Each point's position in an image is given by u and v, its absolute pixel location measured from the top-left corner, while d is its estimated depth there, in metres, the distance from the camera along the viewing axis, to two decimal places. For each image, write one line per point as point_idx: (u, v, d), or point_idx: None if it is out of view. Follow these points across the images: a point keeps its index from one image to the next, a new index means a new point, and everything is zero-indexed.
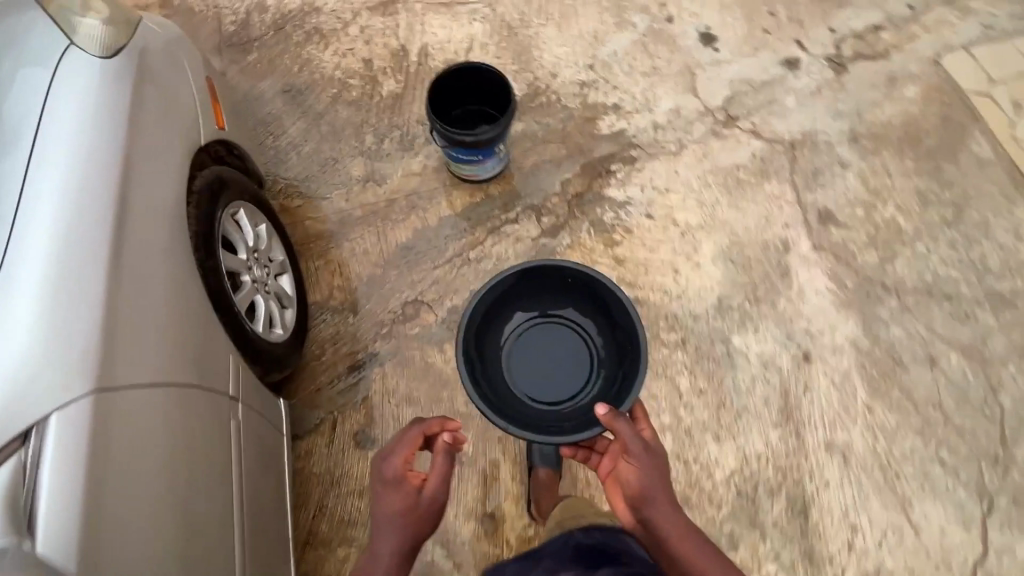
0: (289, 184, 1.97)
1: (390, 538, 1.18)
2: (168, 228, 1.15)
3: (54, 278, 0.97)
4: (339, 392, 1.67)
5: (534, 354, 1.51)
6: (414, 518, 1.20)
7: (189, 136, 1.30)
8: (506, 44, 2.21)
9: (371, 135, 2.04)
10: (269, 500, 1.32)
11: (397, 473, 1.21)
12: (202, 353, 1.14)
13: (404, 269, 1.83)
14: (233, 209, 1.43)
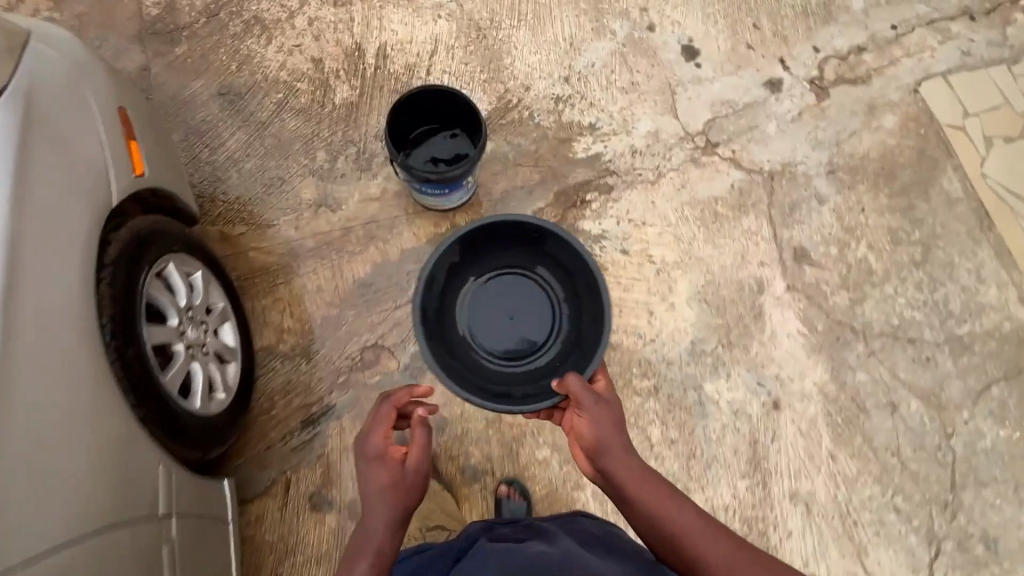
0: (229, 207, 1.75)
1: (380, 512, 1.24)
2: (51, 321, 0.98)
3: None
4: (292, 450, 1.54)
5: (494, 312, 1.57)
6: (400, 490, 1.26)
7: (97, 191, 1.11)
8: (474, 48, 2.00)
9: (322, 151, 1.83)
10: None
11: (377, 448, 1.27)
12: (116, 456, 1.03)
13: (362, 308, 1.68)
14: (158, 266, 1.24)
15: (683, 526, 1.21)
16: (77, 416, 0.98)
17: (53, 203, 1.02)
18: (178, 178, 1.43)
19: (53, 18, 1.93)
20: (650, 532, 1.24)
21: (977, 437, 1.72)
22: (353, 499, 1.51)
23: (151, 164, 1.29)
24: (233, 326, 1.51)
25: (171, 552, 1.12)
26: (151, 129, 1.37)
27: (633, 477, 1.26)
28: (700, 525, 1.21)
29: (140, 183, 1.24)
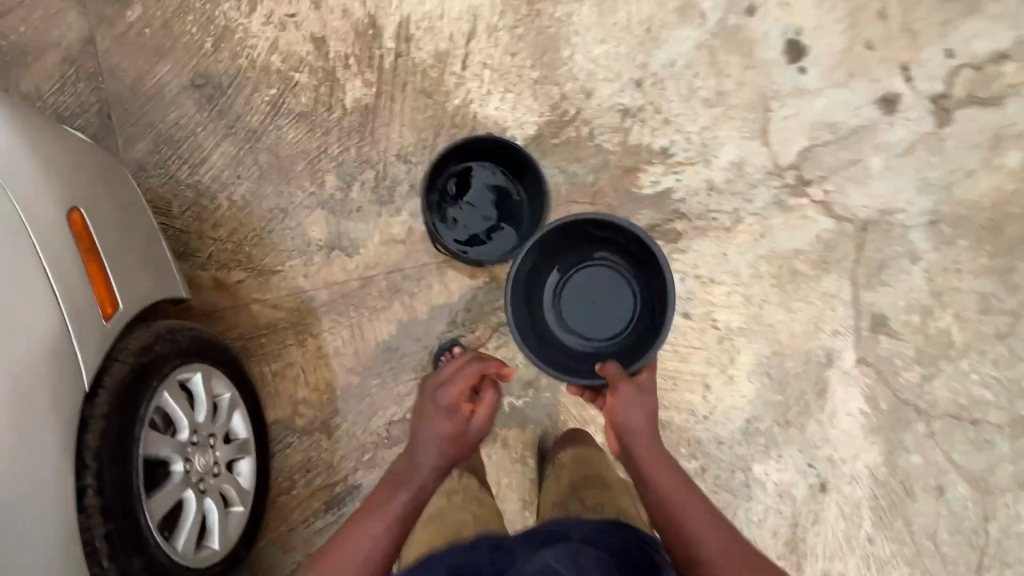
0: (221, 247, 1.44)
1: (431, 460, 1.17)
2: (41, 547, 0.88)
3: None
4: (316, 532, 1.44)
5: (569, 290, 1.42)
6: (459, 444, 1.21)
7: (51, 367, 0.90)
8: (523, 30, 1.53)
9: (332, 176, 1.47)
10: None
11: (450, 400, 1.22)
12: None
13: (387, 377, 1.47)
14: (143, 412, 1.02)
15: (691, 520, 1.05)
16: None
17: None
18: (158, 269, 1.19)
19: None
20: (665, 529, 1.07)
21: (1017, 523, 1.69)
22: None
23: (116, 281, 1.06)
24: (240, 413, 1.30)
25: None
26: (110, 217, 1.12)
27: (659, 477, 1.13)
28: (729, 545, 1.01)
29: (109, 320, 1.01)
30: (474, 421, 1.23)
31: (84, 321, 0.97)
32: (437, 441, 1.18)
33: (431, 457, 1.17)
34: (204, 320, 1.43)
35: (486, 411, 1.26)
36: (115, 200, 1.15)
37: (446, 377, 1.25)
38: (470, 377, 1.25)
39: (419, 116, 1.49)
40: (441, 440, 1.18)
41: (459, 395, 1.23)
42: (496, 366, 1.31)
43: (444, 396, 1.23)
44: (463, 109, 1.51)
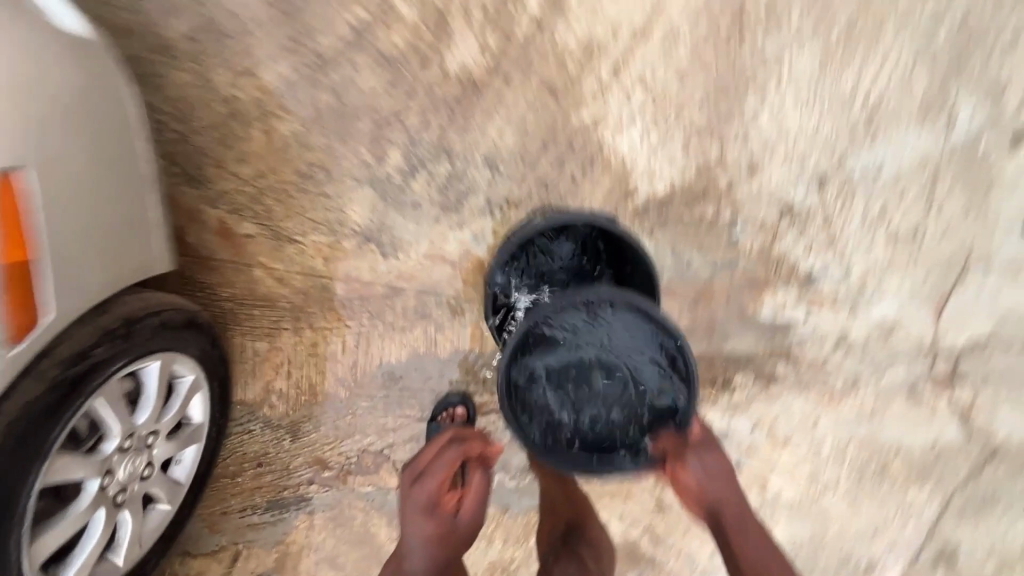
0: (239, 189, 1.16)
1: (421, 563, 0.98)
2: None
3: None
4: (249, 525, 1.31)
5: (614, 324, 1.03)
6: (451, 544, 1.01)
7: None
8: (711, 51, 1.11)
9: (396, 153, 1.14)
10: None
11: (429, 496, 1.00)
12: None
13: (377, 402, 1.26)
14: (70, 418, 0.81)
15: None
16: None
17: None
18: (125, 249, 0.89)
19: None
20: None
21: None
22: None
23: (57, 277, 0.78)
24: (202, 396, 1.08)
25: None
26: (71, 174, 0.79)
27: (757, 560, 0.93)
28: None
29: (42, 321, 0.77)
30: (461, 515, 1.02)
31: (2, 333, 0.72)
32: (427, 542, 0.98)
33: (420, 560, 0.98)
34: (197, 266, 1.19)
35: (475, 499, 1.05)
36: (87, 146, 0.82)
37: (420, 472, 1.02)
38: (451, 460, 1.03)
39: (531, 117, 1.13)
40: (427, 543, 0.99)
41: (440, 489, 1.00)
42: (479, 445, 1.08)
43: (423, 492, 1.00)
44: (588, 128, 1.13)
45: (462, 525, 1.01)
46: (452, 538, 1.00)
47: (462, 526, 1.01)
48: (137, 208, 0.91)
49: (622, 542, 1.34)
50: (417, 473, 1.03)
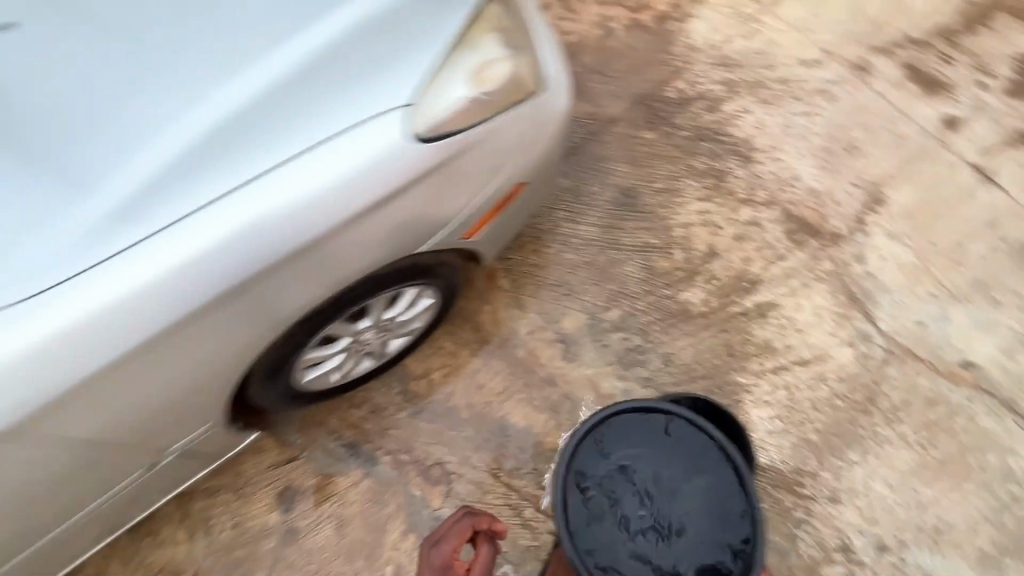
0: (519, 264, 1.75)
1: None
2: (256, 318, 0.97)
3: (102, 320, 0.82)
4: (324, 448, 1.57)
5: (664, 426, 1.20)
6: None
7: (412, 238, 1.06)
8: (843, 405, 1.56)
9: (616, 313, 1.68)
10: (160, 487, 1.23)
11: (442, 561, 1.14)
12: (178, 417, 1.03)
13: (479, 439, 1.57)
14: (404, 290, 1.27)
15: None
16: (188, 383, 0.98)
17: (391, 225, 1.00)
18: (505, 240, 1.38)
19: (616, 32, 2.05)
20: None
21: None
22: (291, 531, 1.50)
23: (488, 231, 1.23)
24: (407, 339, 1.51)
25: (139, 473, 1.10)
26: (533, 193, 1.29)
27: None
28: None
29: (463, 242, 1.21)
30: None
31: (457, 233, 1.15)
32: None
33: None
34: None
35: (483, 571, 1.17)
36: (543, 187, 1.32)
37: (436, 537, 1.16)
38: (464, 532, 1.15)
39: (707, 355, 1.63)
40: None
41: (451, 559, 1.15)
42: (489, 520, 1.19)
43: (439, 554, 1.14)
44: (738, 387, 1.59)
45: None
46: None
47: None
48: (522, 226, 1.42)
49: None
50: (434, 539, 1.17)
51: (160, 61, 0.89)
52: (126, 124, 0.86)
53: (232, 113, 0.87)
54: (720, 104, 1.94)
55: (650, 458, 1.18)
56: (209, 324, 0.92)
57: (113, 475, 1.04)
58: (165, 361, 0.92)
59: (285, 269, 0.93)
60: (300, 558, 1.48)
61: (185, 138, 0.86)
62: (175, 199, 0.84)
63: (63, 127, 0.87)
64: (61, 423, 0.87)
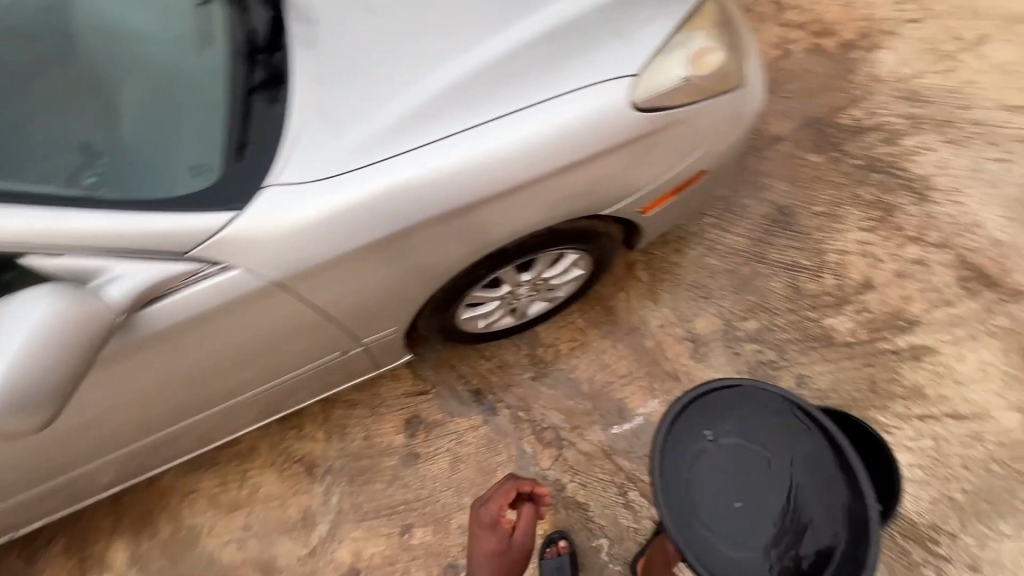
0: (660, 258, 1.79)
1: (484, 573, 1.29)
2: (464, 242, 1.11)
3: (359, 213, 0.96)
4: (451, 388, 1.71)
5: (780, 420, 1.10)
6: (505, 559, 1.29)
7: (602, 198, 1.17)
8: (998, 471, 1.43)
9: (754, 325, 1.67)
10: (329, 380, 1.40)
11: (491, 515, 1.30)
12: (377, 318, 1.18)
13: (594, 413, 1.63)
14: (568, 252, 1.38)
15: None
16: (397, 286, 1.12)
17: (590, 181, 1.11)
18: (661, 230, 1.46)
19: (797, 49, 2.01)
20: None
21: None
22: (412, 456, 1.65)
23: (658, 213, 1.32)
24: (547, 307, 1.62)
25: (328, 359, 1.27)
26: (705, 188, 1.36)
27: None
28: None
29: (632, 219, 1.31)
30: (516, 536, 1.30)
31: (634, 207, 1.25)
32: (489, 551, 1.28)
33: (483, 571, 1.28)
34: None
35: (527, 527, 1.32)
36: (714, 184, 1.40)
37: (485, 497, 1.33)
38: (505, 497, 1.31)
39: (846, 386, 1.57)
40: (489, 556, 1.28)
41: (491, 519, 1.30)
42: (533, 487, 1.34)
43: (486, 512, 1.31)
44: (877, 426, 1.51)
45: (517, 546, 1.29)
46: (507, 556, 1.29)
47: (516, 547, 1.29)
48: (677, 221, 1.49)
49: None
50: (485, 499, 1.34)
51: (438, 8, 1.04)
52: (403, 56, 1.01)
53: (493, 62, 1.01)
54: (901, 137, 1.85)
55: (745, 446, 1.09)
56: (427, 238, 1.05)
57: (313, 352, 1.21)
58: (382, 263, 1.05)
59: (500, 202, 1.06)
60: (414, 480, 1.62)
61: (450, 73, 1.00)
62: (435, 121, 0.99)
63: (351, 50, 1.02)
64: (301, 290, 1.01)
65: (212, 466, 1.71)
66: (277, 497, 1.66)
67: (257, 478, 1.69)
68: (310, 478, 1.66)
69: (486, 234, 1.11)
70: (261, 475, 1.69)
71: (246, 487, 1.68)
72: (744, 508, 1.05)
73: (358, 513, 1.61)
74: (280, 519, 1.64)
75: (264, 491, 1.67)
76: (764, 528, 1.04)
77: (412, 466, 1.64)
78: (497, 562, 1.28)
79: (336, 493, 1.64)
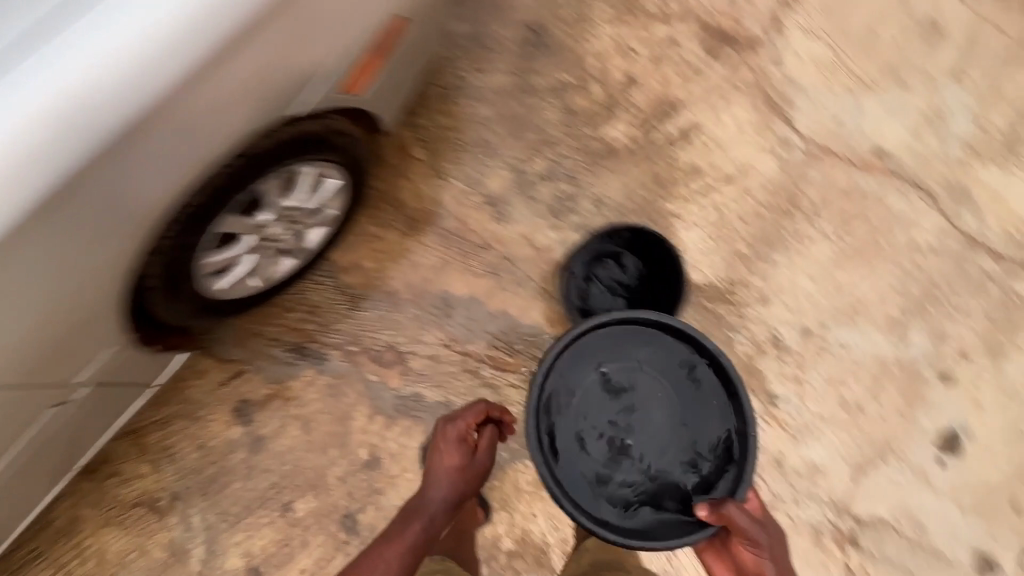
0: (430, 128, 1.60)
1: (441, 493, 1.29)
2: (113, 213, 0.81)
3: None
4: (267, 356, 1.52)
5: (657, 351, 1.27)
6: (465, 478, 1.33)
7: (282, 96, 0.93)
8: (767, 213, 1.61)
9: (542, 163, 1.60)
10: (88, 421, 1.17)
11: (459, 431, 1.35)
12: (76, 339, 0.94)
13: (423, 315, 1.55)
14: (301, 167, 1.15)
15: None
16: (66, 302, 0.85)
17: (251, 76, 0.84)
18: (392, 101, 1.30)
19: None
20: None
21: None
22: (257, 441, 1.49)
23: (369, 90, 1.14)
24: (323, 229, 1.41)
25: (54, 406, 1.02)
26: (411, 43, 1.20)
27: None
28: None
29: (344, 110, 1.14)
30: (478, 454, 1.36)
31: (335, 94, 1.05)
32: (454, 466, 1.32)
33: (441, 493, 1.29)
34: None
35: (486, 450, 1.38)
36: (421, 37, 1.24)
37: (456, 413, 1.39)
38: (475, 415, 1.38)
39: (637, 190, 1.61)
40: (451, 471, 1.31)
41: (462, 434, 1.36)
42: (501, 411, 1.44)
43: (454, 428, 1.36)
44: (670, 215, 1.60)
45: (478, 462, 1.35)
46: (467, 472, 1.33)
47: (478, 463, 1.34)
48: (409, 84, 1.33)
49: (535, 539, 1.49)
50: (452, 418, 1.39)
51: None
52: None
53: None
54: None
55: (629, 376, 1.26)
56: (42, 234, 0.73)
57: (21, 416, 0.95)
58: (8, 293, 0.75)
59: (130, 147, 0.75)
60: (270, 461, 1.49)
61: None
62: None
63: None
64: None
65: (29, 559, 1.43)
66: (128, 550, 1.46)
67: (93, 543, 1.45)
68: (156, 513, 1.47)
69: (139, 189, 0.82)
70: (97, 538, 1.46)
71: (85, 558, 1.45)
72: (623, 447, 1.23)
73: (226, 520, 1.47)
74: (144, 566, 1.46)
75: (109, 552, 1.46)
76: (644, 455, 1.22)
77: (261, 450, 1.49)
78: (459, 477, 1.31)
79: (192, 513, 1.47)
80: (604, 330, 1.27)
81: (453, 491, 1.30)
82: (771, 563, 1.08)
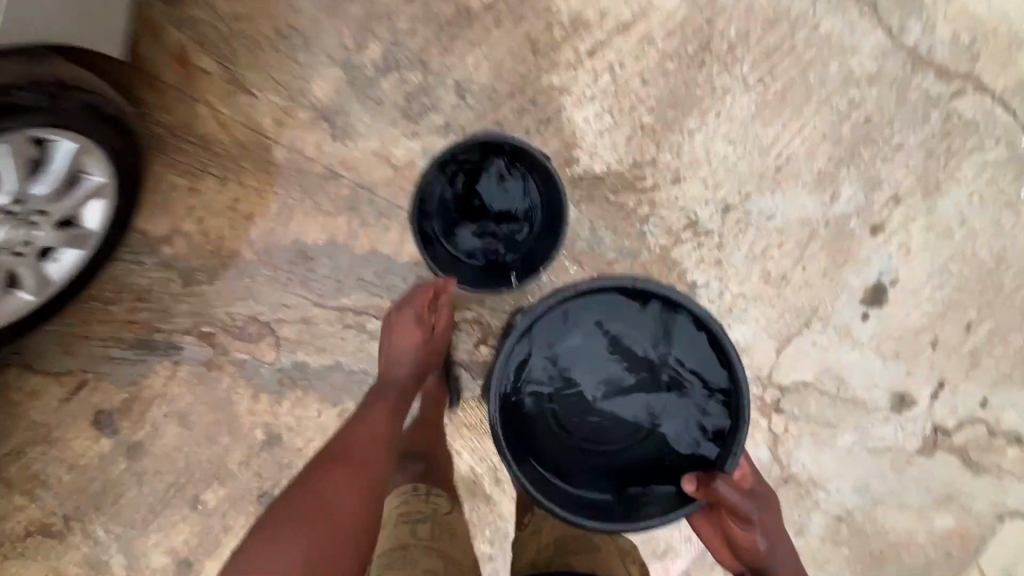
0: (212, 23, 1.17)
1: (405, 372, 1.12)
2: None
3: None
4: (106, 358, 1.28)
5: (652, 324, 1.14)
6: (427, 352, 1.14)
7: None
8: (674, 67, 1.27)
9: (376, 48, 1.20)
10: None
11: (415, 310, 1.14)
12: None
13: (278, 275, 1.28)
14: None
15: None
16: None
17: None
18: (95, 21, 0.98)
19: None
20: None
21: None
22: (135, 447, 1.33)
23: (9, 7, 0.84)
24: (103, 206, 1.08)
25: None
26: None
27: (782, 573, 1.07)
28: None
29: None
30: (438, 328, 1.15)
31: None
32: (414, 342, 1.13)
33: (404, 372, 1.12)
34: (139, 79, 1.17)
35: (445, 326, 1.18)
36: None
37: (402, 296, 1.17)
38: (425, 290, 1.16)
39: (509, 64, 1.24)
40: (414, 348, 1.12)
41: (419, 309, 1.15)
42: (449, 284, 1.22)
43: (408, 306, 1.14)
44: (554, 92, 1.26)
45: (437, 336, 1.15)
46: (430, 348, 1.14)
47: (437, 336, 1.15)
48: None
49: (465, 475, 1.45)
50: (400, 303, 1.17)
51: None
52: None
53: None
54: None
55: (613, 344, 1.15)
56: None
57: None
58: None
59: None
60: (158, 463, 1.35)
61: None
62: None
63: None
64: None
65: None
66: None
67: None
68: (54, 539, 1.35)
69: None
70: None
71: None
72: (596, 417, 1.15)
73: (134, 527, 1.37)
74: None
75: None
76: (617, 428, 1.14)
77: (143, 455, 1.34)
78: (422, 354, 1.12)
79: (93, 530, 1.36)
80: (593, 292, 1.13)
81: (419, 367, 1.13)
82: (761, 535, 1.05)
